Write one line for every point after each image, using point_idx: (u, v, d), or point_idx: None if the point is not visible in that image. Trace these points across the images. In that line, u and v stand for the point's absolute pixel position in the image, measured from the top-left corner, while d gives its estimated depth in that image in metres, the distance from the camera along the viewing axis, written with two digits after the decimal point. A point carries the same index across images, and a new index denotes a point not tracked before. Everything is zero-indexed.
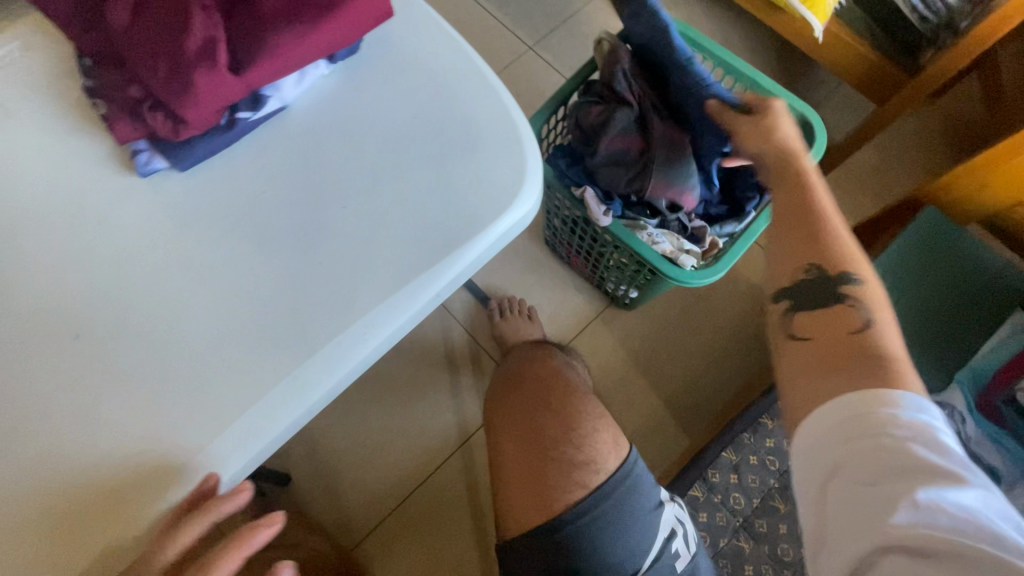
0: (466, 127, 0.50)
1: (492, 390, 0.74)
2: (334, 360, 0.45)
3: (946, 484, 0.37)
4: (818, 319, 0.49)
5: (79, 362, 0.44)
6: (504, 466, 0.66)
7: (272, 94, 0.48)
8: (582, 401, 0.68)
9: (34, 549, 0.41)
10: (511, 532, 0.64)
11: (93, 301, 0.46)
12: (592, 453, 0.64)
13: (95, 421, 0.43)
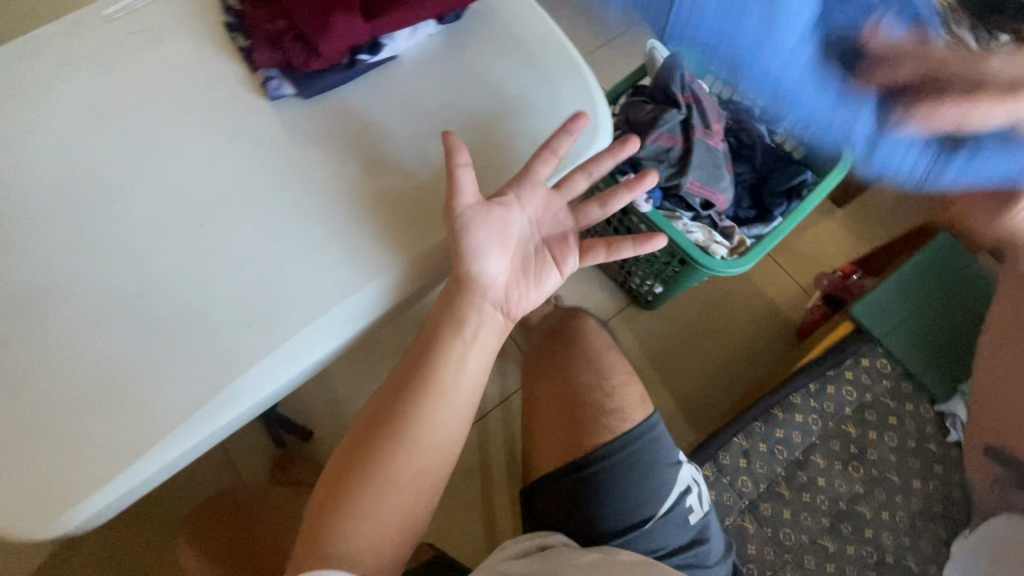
0: (551, 92, 0.58)
1: (532, 345, 0.79)
2: (425, 267, 0.53)
3: None
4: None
5: (202, 246, 0.51)
6: (540, 410, 0.72)
7: (388, 43, 0.56)
8: (614, 359, 0.74)
9: (154, 393, 0.47)
10: (539, 471, 0.69)
11: (218, 196, 0.53)
12: (621, 404, 0.69)
13: (213, 296, 0.50)
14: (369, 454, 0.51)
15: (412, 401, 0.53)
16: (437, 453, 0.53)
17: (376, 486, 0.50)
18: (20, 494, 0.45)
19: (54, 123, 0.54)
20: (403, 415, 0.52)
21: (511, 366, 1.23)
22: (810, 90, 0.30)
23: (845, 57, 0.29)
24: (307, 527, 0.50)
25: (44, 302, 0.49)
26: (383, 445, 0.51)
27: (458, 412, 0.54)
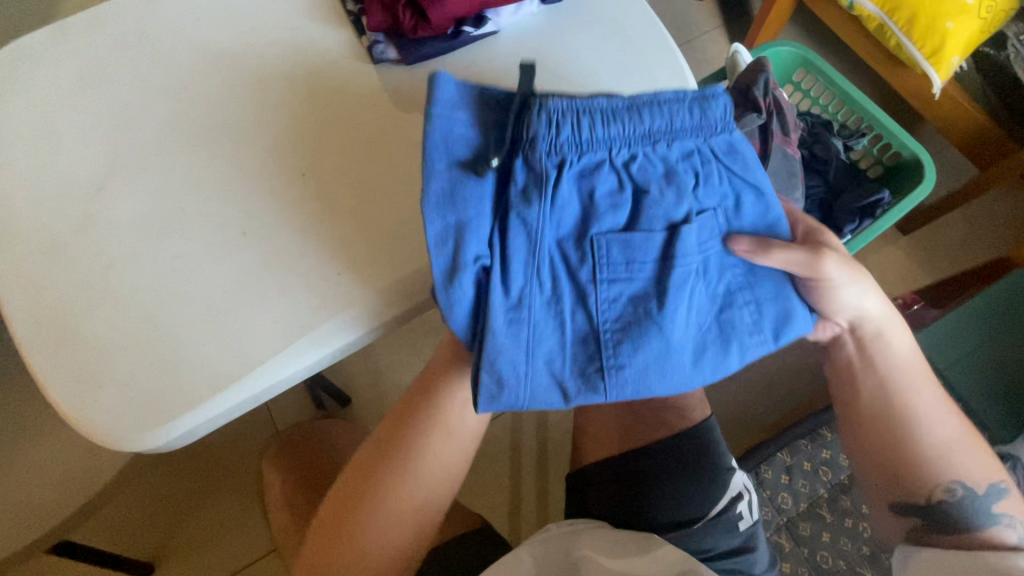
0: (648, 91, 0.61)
1: None
2: None
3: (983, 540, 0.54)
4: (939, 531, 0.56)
5: (300, 195, 0.54)
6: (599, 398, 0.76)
7: (492, 18, 0.57)
8: None
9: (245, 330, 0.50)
10: (594, 456, 0.73)
11: (318, 150, 0.55)
12: (683, 401, 0.72)
13: (307, 244, 0.52)
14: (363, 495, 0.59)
15: (402, 453, 0.60)
16: (433, 478, 0.60)
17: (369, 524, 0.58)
18: (123, 407, 0.48)
19: (176, 67, 0.57)
20: (393, 464, 0.60)
21: None
22: (700, 353, 0.50)
23: (706, 279, 0.51)
24: (323, 526, 0.59)
25: (151, 234, 0.52)
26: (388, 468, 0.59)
27: (441, 464, 0.61)
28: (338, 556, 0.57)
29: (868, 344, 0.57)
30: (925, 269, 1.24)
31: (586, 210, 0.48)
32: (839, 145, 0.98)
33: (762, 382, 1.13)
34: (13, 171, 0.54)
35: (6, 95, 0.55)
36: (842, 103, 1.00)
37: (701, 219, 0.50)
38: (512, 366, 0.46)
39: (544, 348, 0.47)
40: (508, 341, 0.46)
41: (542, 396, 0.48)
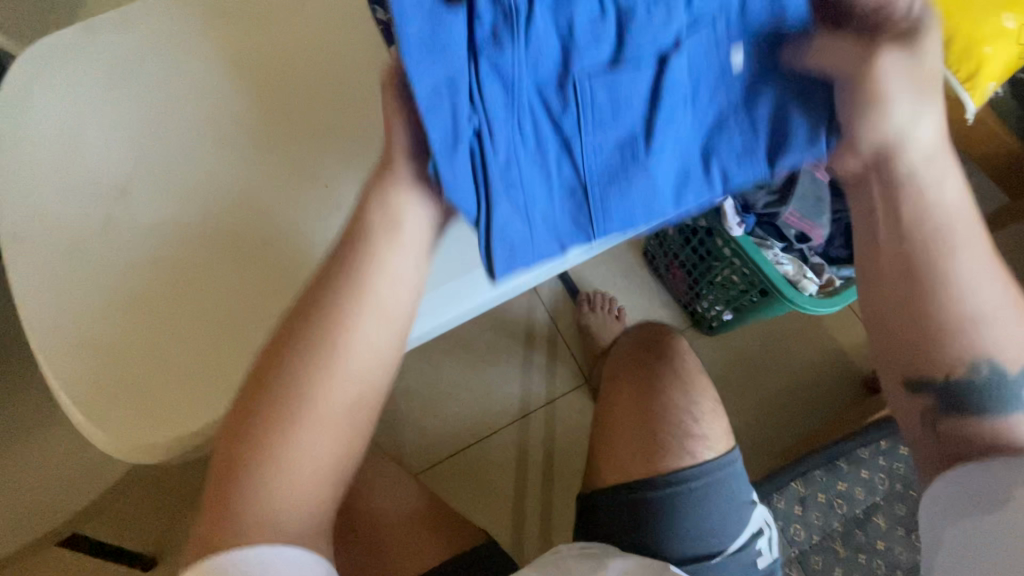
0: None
1: (621, 353, 0.83)
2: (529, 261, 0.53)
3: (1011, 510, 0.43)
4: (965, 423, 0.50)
5: (323, 208, 0.53)
6: (622, 418, 0.75)
7: None
8: (703, 386, 0.76)
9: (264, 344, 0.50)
10: (612, 477, 0.71)
11: (343, 163, 0.55)
12: (705, 431, 0.72)
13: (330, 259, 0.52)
14: (255, 441, 0.44)
15: (290, 376, 0.45)
16: (367, 361, 0.47)
17: (273, 472, 0.44)
18: (144, 412, 0.48)
19: (208, 67, 0.57)
20: (299, 367, 0.45)
21: (561, 368, 1.23)
22: (691, 191, 0.49)
23: (699, 109, 0.49)
24: (227, 441, 0.45)
25: (173, 240, 0.52)
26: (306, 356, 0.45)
27: (373, 346, 0.47)
28: (250, 475, 0.44)
29: (900, 185, 0.50)
30: None
31: (564, 45, 0.45)
32: None
33: (777, 405, 1.11)
34: (41, 168, 0.54)
35: (36, 91, 0.55)
36: None
37: (689, 42, 0.47)
38: (504, 230, 0.45)
39: (537, 203, 0.47)
40: (504, 202, 0.45)
41: (542, 249, 0.47)
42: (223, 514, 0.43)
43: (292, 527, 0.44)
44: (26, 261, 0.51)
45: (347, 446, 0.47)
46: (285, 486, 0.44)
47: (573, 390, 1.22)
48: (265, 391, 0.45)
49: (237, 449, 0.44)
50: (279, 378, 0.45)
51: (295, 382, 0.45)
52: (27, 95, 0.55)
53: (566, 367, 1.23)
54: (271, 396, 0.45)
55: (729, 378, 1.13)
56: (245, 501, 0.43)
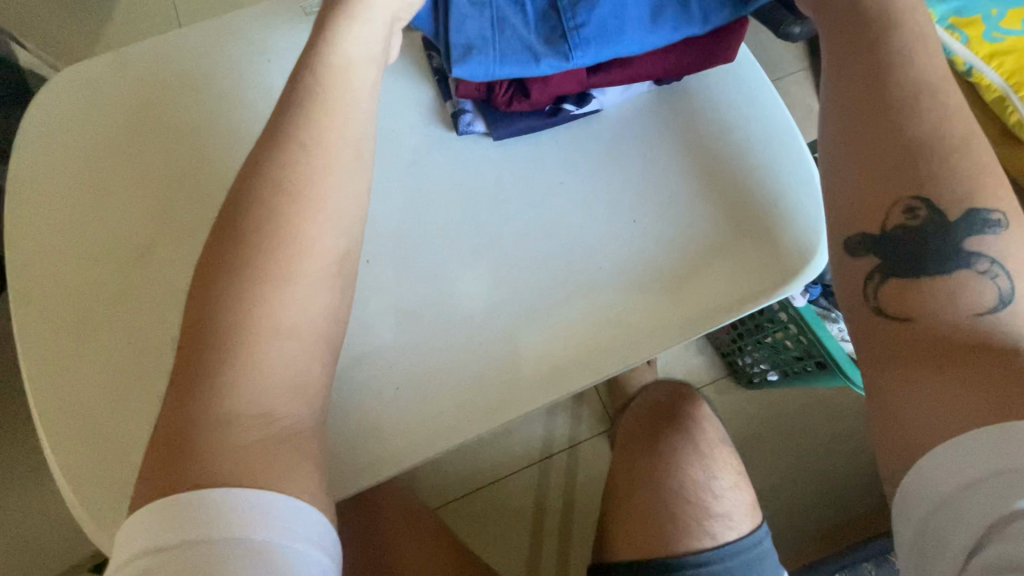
0: (748, 160, 0.51)
1: (635, 413, 0.73)
2: (591, 362, 0.47)
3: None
4: (913, 294, 0.40)
5: (366, 285, 0.48)
6: (632, 494, 0.63)
7: (596, 96, 0.51)
8: (722, 453, 0.65)
9: None
10: (616, 554, 0.61)
11: (388, 236, 0.50)
12: (723, 508, 0.61)
13: (368, 345, 0.47)
14: (229, 316, 0.39)
15: (267, 233, 0.41)
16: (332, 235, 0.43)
17: (253, 357, 0.39)
18: None
19: (234, 116, 0.53)
20: (250, 253, 0.40)
21: (586, 411, 1.16)
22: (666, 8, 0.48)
23: None
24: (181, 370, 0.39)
25: None
26: (262, 243, 0.41)
27: (344, 214, 0.44)
28: (205, 384, 0.38)
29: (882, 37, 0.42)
30: None
31: None
32: None
33: (816, 472, 1.04)
34: (58, 221, 0.51)
35: (57, 137, 0.53)
36: None
37: None
38: (469, 34, 0.48)
39: (506, 15, 0.48)
40: (469, 10, 0.48)
41: (511, 55, 0.48)
42: (186, 439, 0.37)
43: (297, 479, 0.38)
44: (37, 325, 0.48)
45: (337, 327, 0.43)
46: (268, 375, 0.39)
47: (597, 434, 1.16)
48: (234, 258, 0.40)
49: (207, 334, 0.39)
50: (238, 260, 0.40)
51: (271, 239, 0.41)
52: (51, 141, 0.52)
53: (591, 410, 1.16)
54: (243, 262, 0.40)
55: (767, 440, 1.06)
56: (226, 395, 0.38)
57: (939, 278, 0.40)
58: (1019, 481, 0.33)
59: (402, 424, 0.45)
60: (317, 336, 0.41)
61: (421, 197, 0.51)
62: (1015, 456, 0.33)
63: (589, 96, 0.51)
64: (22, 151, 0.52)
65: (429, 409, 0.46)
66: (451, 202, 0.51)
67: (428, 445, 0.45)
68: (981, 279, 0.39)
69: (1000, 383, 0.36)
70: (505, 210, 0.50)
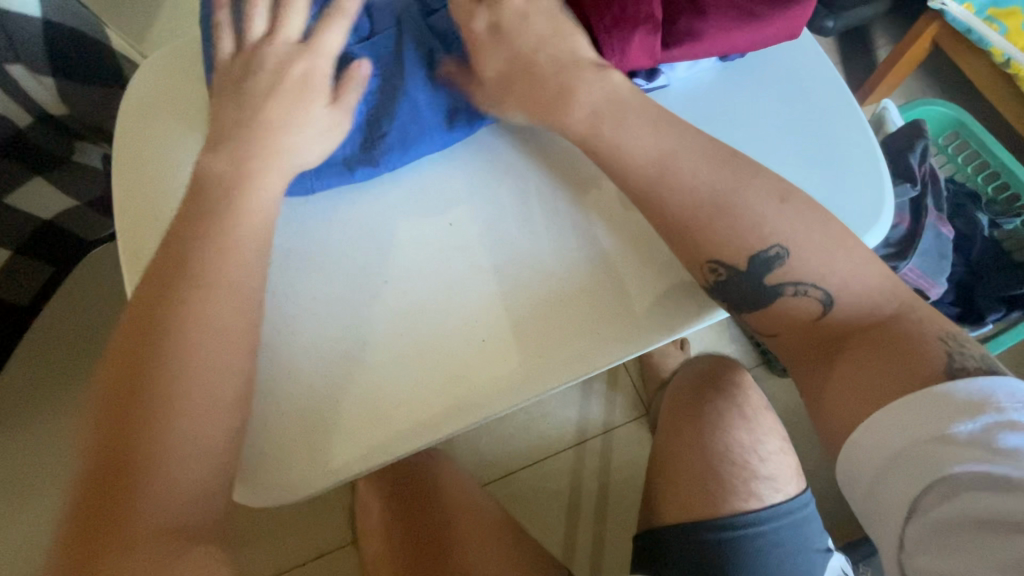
0: (817, 132, 0.52)
1: (679, 380, 0.73)
2: (666, 322, 0.48)
3: (965, 457, 0.36)
4: (769, 317, 0.46)
5: (448, 243, 0.51)
6: (679, 459, 0.65)
7: (665, 71, 0.53)
8: (765, 417, 0.66)
9: (386, 386, 0.47)
10: (668, 518, 0.62)
11: (472, 199, 0.52)
12: (768, 471, 0.62)
13: (452, 300, 0.49)
14: (131, 440, 0.40)
15: (164, 359, 0.42)
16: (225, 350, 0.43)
17: (176, 444, 0.40)
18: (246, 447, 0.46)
19: None
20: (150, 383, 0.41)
21: (620, 396, 1.19)
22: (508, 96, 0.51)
23: None
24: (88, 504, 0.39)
25: (296, 263, 0.51)
26: (158, 371, 0.41)
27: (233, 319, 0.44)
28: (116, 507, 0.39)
29: None
30: None
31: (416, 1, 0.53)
32: (985, 222, 0.88)
33: None
34: (162, 165, 0.53)
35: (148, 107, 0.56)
36: (983, 159, 0.91)
37: None
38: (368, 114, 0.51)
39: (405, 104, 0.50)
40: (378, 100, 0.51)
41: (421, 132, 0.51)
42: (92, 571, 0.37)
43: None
44: (138, 260, 0.50)
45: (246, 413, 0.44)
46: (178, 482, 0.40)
47: (631, 420, 1.18)
48: (150, 370, 0.41)
49: (128, 436, 0.40)
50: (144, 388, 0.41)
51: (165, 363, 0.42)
52: (154, 92, 0.55)
53: (626, 395, 1.18)
54: (154, 387, 0.41)
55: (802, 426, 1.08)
56: (146, 500, 0.39)
57: (771, 304, 0.45)
58: (950, 440, 0.37)
59: (405, 408, 0.47)
60: (232, 420, 0.42)
61: (498, 163, 0.53)
62: (950, 421, 0.37)
63: (659, 71, 0.52)
64: (129, 100, 0.55)
65: (435, 388, 0.47)
66: (528, 167, 0.53)
67: (515, 395, 0.47)
68: (797, 296, 0.44)
69: (872, 372, 0.41)
70: (510, 208, 0.52)
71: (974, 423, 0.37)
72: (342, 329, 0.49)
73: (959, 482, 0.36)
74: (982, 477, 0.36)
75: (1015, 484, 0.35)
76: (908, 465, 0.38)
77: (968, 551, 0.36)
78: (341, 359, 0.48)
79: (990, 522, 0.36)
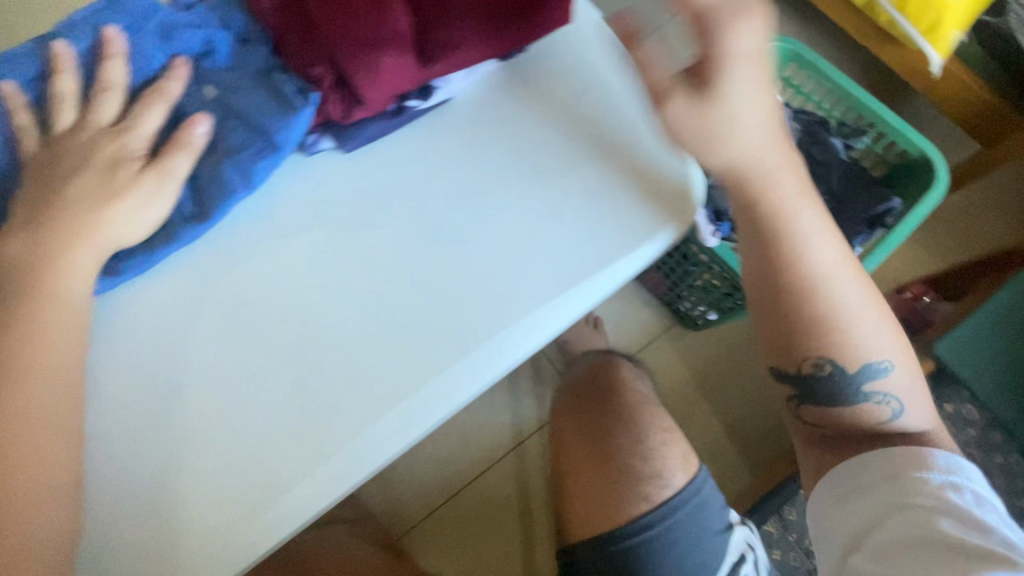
0: (615, 121, 0.50)
1: (562, 394, 0.74)
2: (476, 371, 0.45)
3: (930, 495, 0.48)
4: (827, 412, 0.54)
5: (233, 336, 0.45)
6: (573, 476, 0.65)
7: (441, 86, 0.48)
8: (651, 413, 0.67)
9: (188, 513, 0.42)
10: (574, 537, 0.63)
11: (253, 279, 0.46)
12: (656, 468, 0.62)
13: (249, 398, 0.44)
14: None
15: None
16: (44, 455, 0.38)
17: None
18: None
19: None
20: None
21: (548, 389, 1.17)
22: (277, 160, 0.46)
23: None
24: None
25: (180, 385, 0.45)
26: None
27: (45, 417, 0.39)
28: None
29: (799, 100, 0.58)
30: (933, 258, 1.16)
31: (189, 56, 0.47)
32: (839, 145, 0.89)
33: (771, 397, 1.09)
34: None
35: None
36: (826, 85, 0.91)
37: None
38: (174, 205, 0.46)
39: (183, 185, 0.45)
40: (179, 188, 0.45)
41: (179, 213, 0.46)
42: None
43: None
44: None
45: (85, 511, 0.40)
46: None
47: None
48: None
49: None
50: None
51: None
52: None
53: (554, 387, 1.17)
54: None
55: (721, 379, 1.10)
56: None
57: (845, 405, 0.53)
58: (945, 492, 0.48)
59: (210, 533, 0.41)
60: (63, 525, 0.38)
61: (278, 230, 0.47)
62: (913, 468, 0.50)
63: (432, 88, 0.48)
64: None
65: (243, 504, 0.42)
66: (310, 232, 0.47)
67: (337, 483, 0.43)
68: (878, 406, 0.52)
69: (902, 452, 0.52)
70: (300, 278, 0.46)
71: (942, 476, 0.49)
72: (125, 462, 0.42)
73: (927, 513, 0.47)
74: (939, 506, 0.47)
75: (960, 514, 0.47)
76: (878, 494, 0.50)
77: (908, 558, 0.46)
78: (130, 502, 0.42)
79: (936, 539, 0.46)
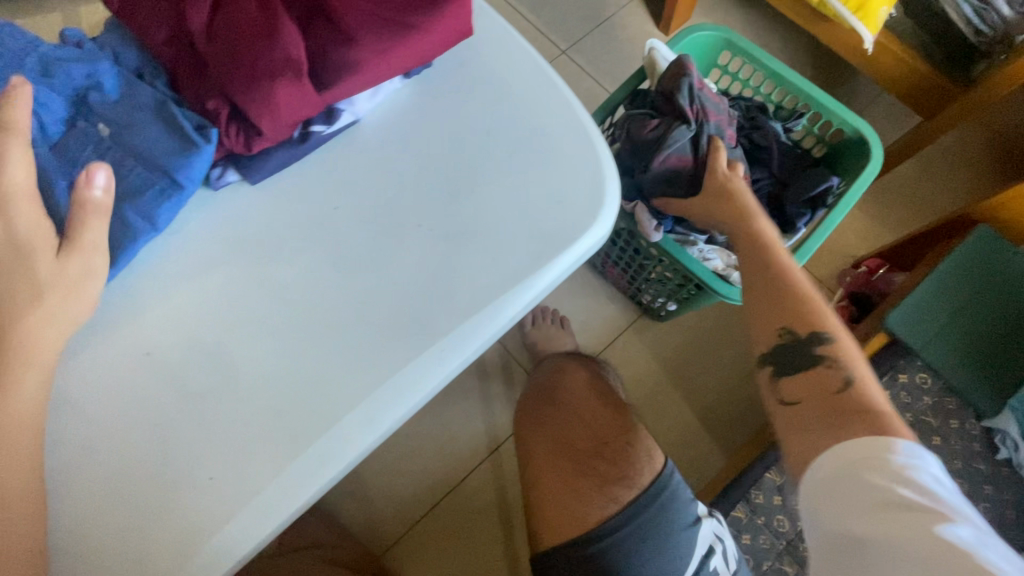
0: (528, 128, 0.50)
1: (525, 401, 0.74)
2: (402, 392, 0.44)
3: (897, 471, 0.42)
4: (800, 381, 0.51)
5: (150, 381, 0.43)
6: (539, 483, 0.65)
7: (346, 109, 0.48)
8: (616, 414, 0.68)
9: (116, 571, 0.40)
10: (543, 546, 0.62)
11: (167, 318, 0.45)
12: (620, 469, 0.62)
13: (168, 443, 0.42)
14: None
15: None
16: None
17: None
18: None
19: None
20: None
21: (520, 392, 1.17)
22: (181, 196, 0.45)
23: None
24: None
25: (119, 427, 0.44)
26: None
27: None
28: None
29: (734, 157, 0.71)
30: (885, 231, 1.18)
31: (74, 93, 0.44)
32: (778, 128, 0.90)
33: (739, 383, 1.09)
34: None
35: None
36: (759, 71, 0.92)
37: None
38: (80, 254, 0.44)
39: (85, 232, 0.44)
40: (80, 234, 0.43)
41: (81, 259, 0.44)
42: None
43: None
44: None
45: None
46: None
47: None
48: None
49: None
50: None
51: None
52: None
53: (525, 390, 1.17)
54: None
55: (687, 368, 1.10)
56: None
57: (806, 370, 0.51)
58: (908, 465, 0.42)
59: None
60: None
61: (190, 267, 0.46)
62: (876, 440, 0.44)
63: (336, 111, 0.47)
64: None
65: (169, 555, 0.40)
66: (224, 266, 0.46)
67: (267, 520, 0.42)
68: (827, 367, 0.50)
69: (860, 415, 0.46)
70: (217, 313, 0.45)
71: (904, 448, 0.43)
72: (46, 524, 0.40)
73: (896, 493, 0.41)
74: (905, 482, 0.42)
75: (927, 489, 0.41)
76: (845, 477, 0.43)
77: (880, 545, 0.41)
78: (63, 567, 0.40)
79: (904, 516, 0.40)
